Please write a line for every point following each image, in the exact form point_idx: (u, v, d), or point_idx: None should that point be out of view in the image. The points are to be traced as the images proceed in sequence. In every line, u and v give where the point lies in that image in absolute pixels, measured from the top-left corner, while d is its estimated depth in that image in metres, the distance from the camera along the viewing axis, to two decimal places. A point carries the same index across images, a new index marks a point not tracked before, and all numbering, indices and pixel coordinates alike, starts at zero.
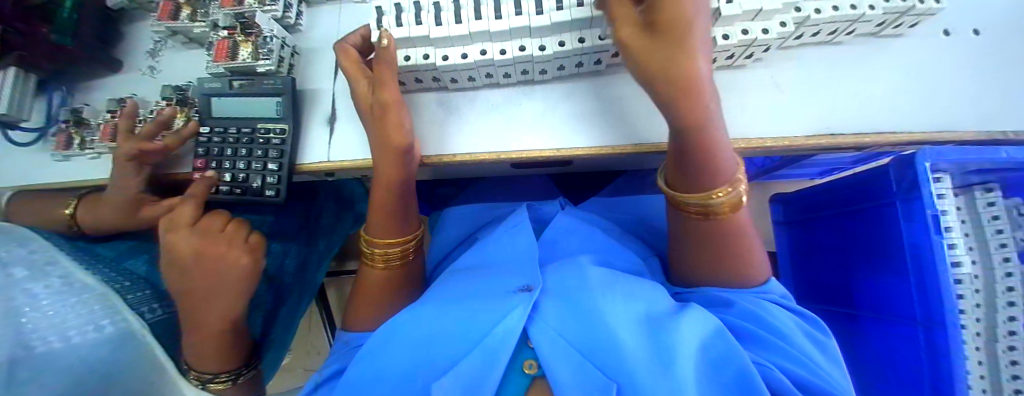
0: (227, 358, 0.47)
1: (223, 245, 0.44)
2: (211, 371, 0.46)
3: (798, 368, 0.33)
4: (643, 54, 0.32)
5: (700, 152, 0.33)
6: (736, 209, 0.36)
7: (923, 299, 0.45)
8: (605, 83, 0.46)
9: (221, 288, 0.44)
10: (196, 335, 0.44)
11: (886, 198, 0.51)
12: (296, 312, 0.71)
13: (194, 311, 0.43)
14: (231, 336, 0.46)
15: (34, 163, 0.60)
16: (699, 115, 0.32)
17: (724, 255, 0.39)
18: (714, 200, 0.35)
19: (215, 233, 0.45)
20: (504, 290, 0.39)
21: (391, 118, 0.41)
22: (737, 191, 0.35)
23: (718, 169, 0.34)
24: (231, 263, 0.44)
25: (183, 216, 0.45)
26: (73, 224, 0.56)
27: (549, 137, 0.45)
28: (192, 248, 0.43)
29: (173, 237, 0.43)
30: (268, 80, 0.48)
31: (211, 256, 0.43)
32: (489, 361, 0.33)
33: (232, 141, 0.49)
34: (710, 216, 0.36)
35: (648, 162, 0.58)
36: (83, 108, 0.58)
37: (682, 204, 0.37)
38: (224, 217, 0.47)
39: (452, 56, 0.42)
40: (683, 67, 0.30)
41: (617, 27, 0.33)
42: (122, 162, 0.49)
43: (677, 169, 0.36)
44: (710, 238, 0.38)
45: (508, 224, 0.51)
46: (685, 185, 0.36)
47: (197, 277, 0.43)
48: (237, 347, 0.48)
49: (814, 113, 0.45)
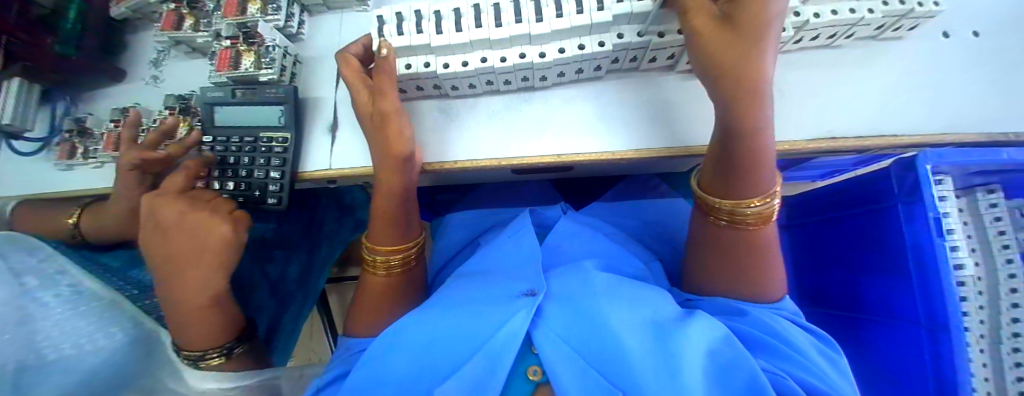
0: (224, 334, 0.44)
1: (205, 209, 0.44)
2: (201, 349, 0.43)
3: (806, 375, 0.33)
4: (714, 49, 0.31)
5: (749, 157, 0.33)
6: (767, 222, 0.37)
7: (927, 301, 0.45)
8: (605, 88, 0.46)
9: (203, 253, 0.43)
10: (180, 305, 0.42)
11: (888, 201, 0.51)
12: (300, 318, 0.71)
13: (175, 278, 0.42)
14: (217, 311, 0.44)
15: (36, 172, 0.60)
16: (756, 119, 0.32)
17: (744, 264, 0.38)
18: (745, 209, 0.35)
19: (200, 200, 0.45)
20: (509, 295, 0.39)
21: (392, 127, 0.41)
22: (771, 204, 0.35)
23: (760, 178, 0.34)
24: (212, 227, 0.44)
25: (173, 183, 0.45)
26: (77, 233, 0.57)
27: (550, 144, 0.45)
28: (177, 210, 0.43)
29: (161, 201, 0.44)
30: (270, 89, 0.48)
31: (193, 218, 0.43)
32: (492, 368, 0.33)
33: (235, 149, 0.49)
34: (740, 224, 0.36)
35: (651, 167, 0.58)
36: (86, 117, 0.59)
37: (713, 208, 0.37)
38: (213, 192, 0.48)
39: (453, 64, 0.42)
40: (751, 67, 0.30)
41: (690, 17, 0.33)
42: (126, 172, 0.50)
43: (716, 172, 0.36)
44: (727, 245, 0.38)
45: (511, 230, 0.51)
46: (721, 189, 0.36)
47: (177, 239, 0.43)
48: (226, 323, 0.45)
49: (814, 117, 0.45)
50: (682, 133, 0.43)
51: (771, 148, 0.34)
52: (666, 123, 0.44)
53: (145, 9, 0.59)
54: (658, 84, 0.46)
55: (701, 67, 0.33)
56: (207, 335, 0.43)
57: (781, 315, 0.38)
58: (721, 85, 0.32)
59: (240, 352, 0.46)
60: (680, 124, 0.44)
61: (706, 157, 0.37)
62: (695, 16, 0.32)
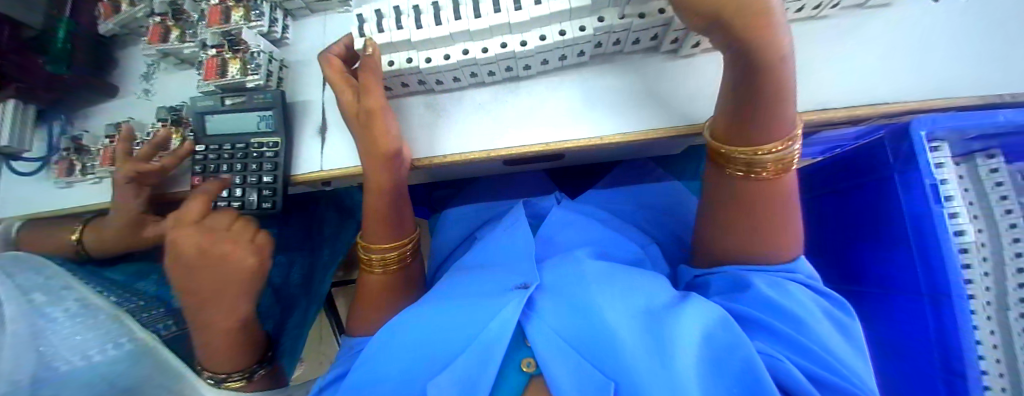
0: (243, 360, 0.47)
1: (230, 242, 0.42)
2: (224, 371, 0.46)
3: (803, 360, 0.34)
4: None
5: (773, 103, 0.31)
6: (787, 170, 0.35)
7: (928, 273, 0.41)
8: (589, 74, 0.46)
9: (232, 289, 0.42)
10: (207, 333, 0.43)
11: (884, 171, 0.49)
12: (306, 322, 0.72)
13: (202, 311, 0.42)
14: (242, 338, 0.46)
15: (38, 192, 0.61)
16: (780, 71, 0.29)
17: (766, 220, 0.37)
18: (765, 157, 0.34)
19: (221, 230, 0.42)
20: (503, 288, 0.39)
21: (378, 124, 0.41)
22: (791, 149, 0.34)
23: (778, 122, 0.32)
24: (238, 264, 0.42)
25: (190, 212, 0.42)
26: (81, 249, 0.58)
27: (538, 134, 0.45)
28: (196, 246, 0.40)
29: (177, 233, 0.41)
30: (257, 95, 0.48)
31: (218, 255, 0.41)
32: (485, 359, 0.32)
33: (228, 156, 0.50)
34: (759, 174, 0.35)
35: (644, 151, 0.58)
36: (82, 135, 0.59)
37: (730, 159, 0.36)
38: (231, 214, 0.45)
39: (435, 58, 0.43)
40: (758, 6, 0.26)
41: None
42: (121, 185, 0.51)
43: (734, 122, 0.34)
44: (738, 200, 0.37)
45: (506, 223, 0.51)
46: (740, 138, 0.34)
47: (204, 275, 0.41)
48: (245, 348, 0.47)
49: (802, 90, 0.45)
50: (674, 112, 0.43)
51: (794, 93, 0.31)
52: (657, 104, 0.44)
53: (132, 24, 0.60)
54: (645, 65, 0.45)
55: (698, 18, 0.29)
56: (229, 362, 0.46)
57: (795, 281, 0.38)
58: (736, 28, 0.27)
59: (262, 374, 0.50)
60: (671, 104, 0.44)
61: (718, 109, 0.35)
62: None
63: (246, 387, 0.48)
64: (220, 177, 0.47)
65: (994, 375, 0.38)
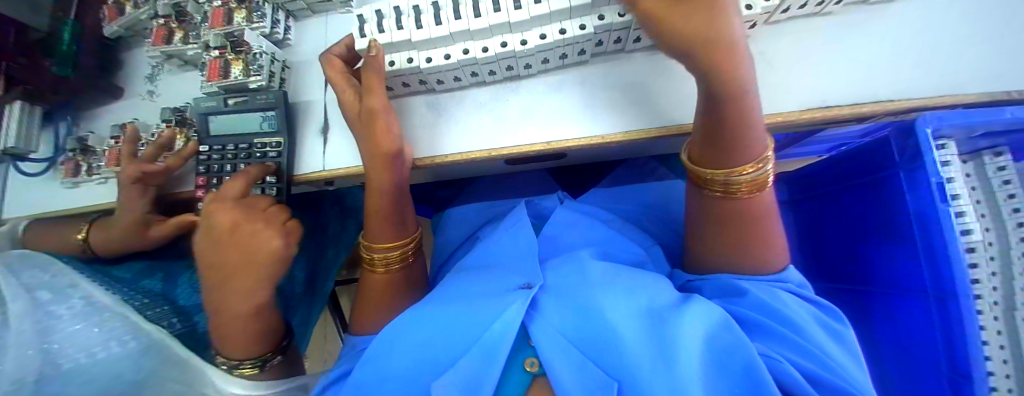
0: (257, 345, 0.44)
1: (260, 224, 0.43)
2: (238, 356, 0.44)
3: (805, 360, 0.33)
4: (677, 27, 0.29)
5: (737, 127, 0.33)
6: (763, 188, 0.37)
7: (933, 271, 0.41)
8: (589, 72, 0.46)
9: (251, 269, 0.41)
10: (223, 312, 0.42)
11: (890, 169, 0.48)
12: (310, 321, 0.72)
13: (222, 288, 0.41)
14: (258, 322, 0.43)
15: (45, 191, 0.62)
16: (740, 102, 0.32)
17: (747, 234, 0.38)
18: (739, 178, 0.35)
19: (257, 211, 0.44)
20: (505, 288, 0.39)
21: (379, 123, 0.41)
22: (764, 169, 0.35)
23: (748, 146, 0.34)
24: (263, 244, 0.42)
25: (230, 191, 0.44)
26: (87, 248, 0.58)
27: (539, 132, 0.45)
28: (231, 222, 0.42)
29: (217, 210, 0.43)
30: (261, 95, 0.48)
31: (246, 236, 0.42)
32: (488, 361, 0.32)
33: (231, 156, 0.50)
34: (734, 194, 0.36)
35: (646, 150, 0.57)
36: (88, 136, 0.59)
37: (707, 180, 0.37)
38: (268, 199, 0.46)
39: (435, 58, 0.43)
40: (719, 44, 0.29)
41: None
42: (126, 185, 0.51)
43: (707, 145, 0.36)
44: (722, 218, 0.38)
45: (509, 222, 0.51)
46: (714, 160, 0.36)
47: (230, 251, 0.41)
48: (263, 333, 0.44)
49: (805, 88, 0.45)
50: (677, 110, 0.43)
51: (758, 121, 0.33)
52: (660, 102, 0.44)
53: (136, 26, 0.60)
54: (647, 63, 0.45)
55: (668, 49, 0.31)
56: (242, 346, 0.43)
57: (786, 291, 0.38)
58: (700, 58, 0.30)
59: (276, 362, 0.46)
60: (675, 102, 0.43)
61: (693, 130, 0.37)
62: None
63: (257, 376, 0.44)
64: (264, 162, 0.48)
65: (1001, 375, 0.37)
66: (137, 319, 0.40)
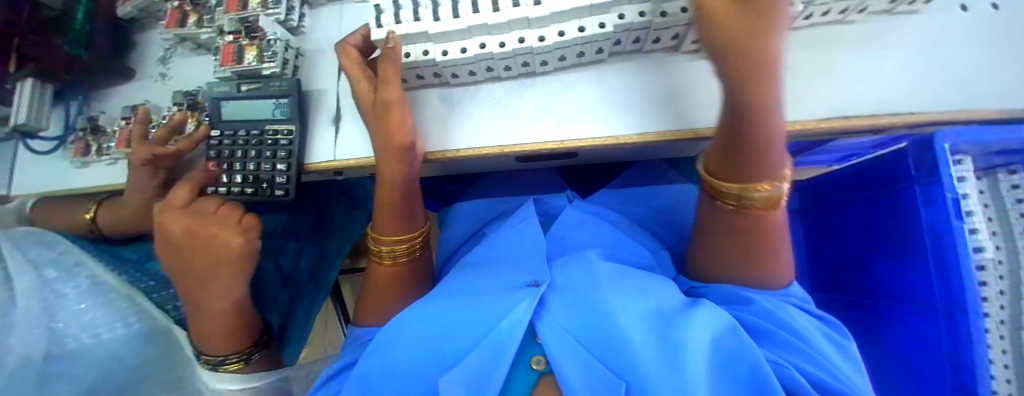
0: (238, 339, 0.45)
1: (217, 226, 0.42)
2: (222, 353, 0.44)
3: (815, 368, 0.33)
4: (727, 28, 0.30)
5: (758, 141, 0.33)
6: (777, 210, 0.36)
7: (944, 288, 0.41)
8: (606, 71, 0.46)
9: (218, 268, 0.42)
10: (197, 313, 0.42)
11: (904, 182, 0.48)
12: (314, 310, 0.72)
13: (191, 292, 0.42)
14: (232, 317, 0.44)
15: (54, 169, 0.62)
16: (764, 115, 0.32)
17: (756, 251, 0.38)
18: (754, 194, 0.35)
19: (208, 214, 0.43)
20: (513, 285, 0.39)
21: (393, 115, 0.41)
22: (781, 190, 0.35)
23: (767, 162, 0.34)
24: (225, 243, 0.42)
25: (178, 198, 0.43)
26: (95, 228, 0.58)
27: (553, 130, 0.45)
28: (183, 228, 0.41)
29: (167, 218, 0.42)
30: (273, 82, 0.48)
31: (203, 238, 0.41)
32: (495, 358, 0.32)
33: (243, 142, 0.49)
34: (747, 211, 0.36)
35: (659, 152, 0.57)
36: (98, 115, 0.59)
37: (722, 193, 0.37)
38: (217, 201, 0.45)
39: (452, 51, 0.42)
40: (759, 53, 0.30)
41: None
42: (137, 167, 0.51)
43: (725, 156, 0.35)
44: (731, 232, 0.38)
45: (517, 218, 0.50)
46: (732, 172, 0.35)
47: (192, 255, 0.41)
48: (240, 326, 0.45)
49: (824, 97, 0.45)
50: (695, 113, 0.42)
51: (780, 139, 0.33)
52: (678, 105, 0.43)
53: (150, 7, 0.60)
54: (665, 64, 0.45)
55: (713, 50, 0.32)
56: (226, 341, 0.44)
57: (792, 306, 0.38)
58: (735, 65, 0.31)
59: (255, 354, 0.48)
60: (693, 105, 0.43)
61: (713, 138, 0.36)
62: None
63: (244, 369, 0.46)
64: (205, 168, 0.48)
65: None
66: (142, 301, 0.40)
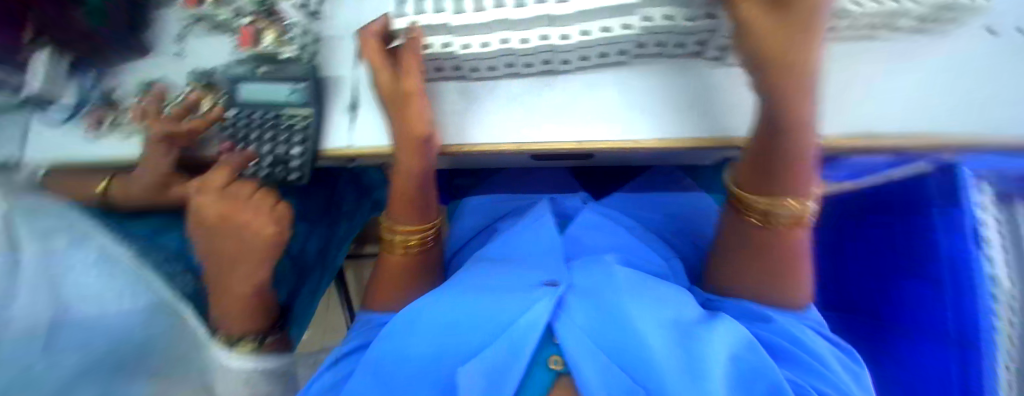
0: (254, 322, 0.49)
1: (250, 212, 0.44)
2: (239, 333, 0.48)
3: (824, 385, 0.35)
4: (767, 38, 0.31)
5: (793, 160, 0.35)
6: (801, 226, 0.39)
7: (959, 316, 0.43)
8: (629, 74, 0.45)
9: (247, 255, 0.45)
10: (223, 294, 0.46)
11: (922, 204, 0.50)
12: (318, 292, 0.72)
13: (223, 274, 0.45)
14: (255, 302, 0.48)
15: (62, 141, 0.61)
16: (799, 130, 0.33)
17: (771, 264, 0.41)
18: (782, 209, 0.38)
19: (243, 198, 0.45)
20: (528, 284, 0.40)
21: (413, 107, 0.41)
22: (807, 207, 0.38)
23: (798, 180, 0.36)
24: (256, 232, 0.44)
25: (215, 180, 0.45)
26: (106, 200, 0.58)
27: (574, 130, 0.44)
28: (218, 212, 0.44)
29: (202, 200, 0.44)
30: (289, 66, 0.48)
31: (235, 224, 0.44)
32: (513, 353, 0.32)
33: (257, 124, 0.48)
34: (772, 224, 0.39)
35: (677, 158, 0.56)
36: (114, 90, 0.60)
37: (749, 205, 0.40)
38: (253, 185, 0.47)
39: (473, 44, 0.41)
40: (798, 65, 0.31)
41: (737, 4, 0.32)
42: (153, 142, 0.51)
43: (756, 171, 0.37)
44: (754, 246, 0.41)
45: (530, 218, 0.51)
46: (761, 187, 0.38)
47: (224, 240, 0.44)
48: (258, 310, 0.49)
49: (852, 111, 0.43)
50: (718, 122, 0.42)
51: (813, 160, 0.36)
52: (700, 112, 0.43)
53: None
54: (688, 71, 0.44)
55: (751, 58, 0.33)
56: (243, 322, 0.48)
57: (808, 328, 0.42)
58: (775, 75, 0.31)
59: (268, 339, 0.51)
60: (714, 113, 0.42)
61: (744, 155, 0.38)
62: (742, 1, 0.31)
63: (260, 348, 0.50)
64: (245, 150, 0.48)
65: None
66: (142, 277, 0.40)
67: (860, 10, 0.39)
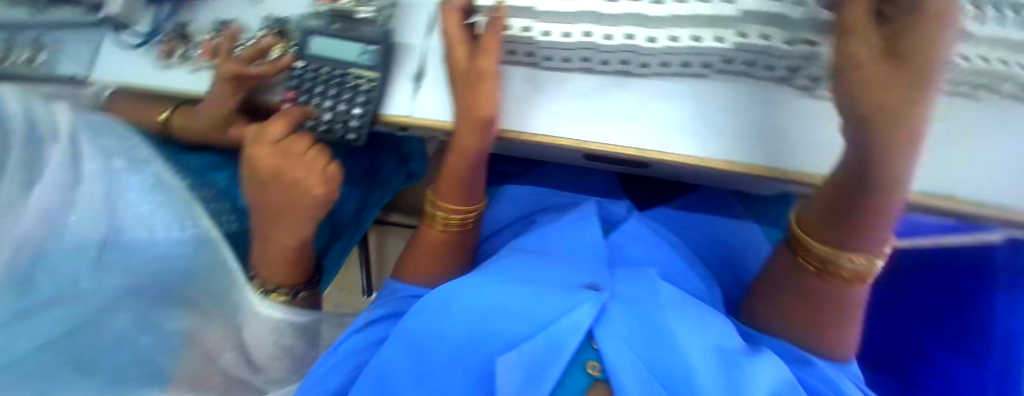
0: (291, 274, 0.52)
1: (302, 170, 0.47)
2: (275, 282, 0.50)
3: None
4: (873, 86, 0.29)
5: (869, 216, 0.33)
6: (861, 282, 0.38)
7: None
8: (709, 90, 0.43)
9: (295, 209, 0.48)
10: (266, 243, 0.49)
11: (977, 282, 0.56)
12: (346, 251, 0.74)
13: (269, 223, 0.48)
14: (293, 256, 0.51)
15: (127, 66, 0.61)
16: (885, 188, 0.31)
17: (815, 314, 0.41)
18: (843, 263, 0.36)
19: (296, 155, 0.47)
20: (569, 283, 0.39)
21: (484, 88, 0.40)
22: (873, 265, 0.36)
23: (869, 237, 0.35)
24: (306, 190, 0.47)
25: (271, 134, 0.47)
26: (166, 129, 0.60)
27: (636, 137, 0.43)
28: (273, 166, 0.46)
29: (258, 150, 0.47)
30: (365, 26, 0.48)
31: (287, 178, 0.46)
32: (554, 349, 0.33)
33: (324, 80, 0.48)
34: (829, 275, 0.38)
35: (730, 181, 0.54)
36: (190, 24, 0.61)
37: (809, 252, 0.38)
38: (309, 140, 0.48)
39: (554, 33, 0.40)
40: (903, 123, 0.28)
41: (851, 44, 0.30)
42: (221, 81, 0.52)
43: (827, 218, 0.36)
44: (805, 292, 0.40)
45: (576, 216, 0.51)
46: (828, 236, 0.37)
47: (277, 192, 0.47)
48: (295, 265, 0.51)
49: (972, 172, 0.38)
50: (798, 154, 0.40)
51: (892, 220, 0.34)
52: (782, 141, 0.40)
53: None
54: (773, 96, 0.42)
55: (850, 104, 0.31)
56: (281, 272, 0.50)
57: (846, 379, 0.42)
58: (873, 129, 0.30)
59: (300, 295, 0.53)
60: (793, 144, 0.40)
61: (817, 197, 0.36)
62: (856, 43, 0.29)
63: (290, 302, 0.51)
64: (299, 107, 0.49)
65: None
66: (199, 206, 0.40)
67: (966, 66, 0.34)
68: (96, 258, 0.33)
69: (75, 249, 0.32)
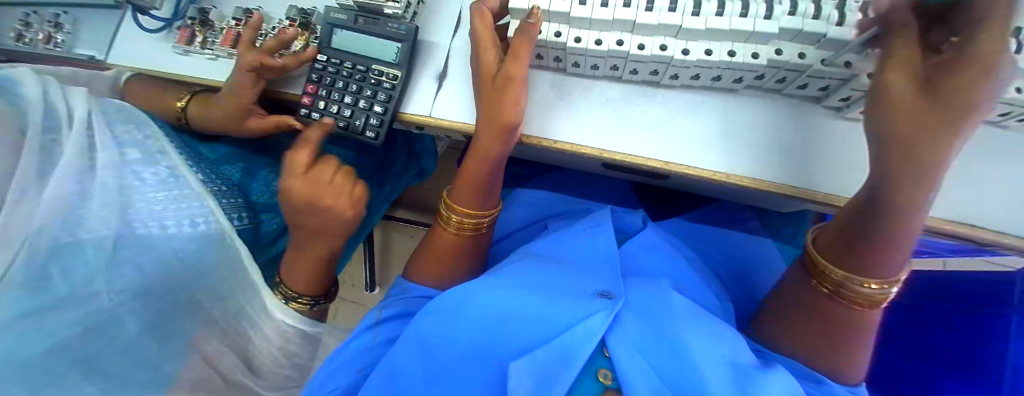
0: (314, 283, 0.48)
1: (333, 197, 0.46)
2: (296, 291, 0.47)
3: None
4: (899, 111, 0.29)
5: (887, 240, 0.33)
6: (873, 307, 0.37)
7: None
8: (736, 104, 0.43)
9: (329, 231, 0.47)
10: (298, 257, 0.48)
11: (994, 307, 0.54)
12: (353, 247, 0.73)
13: (302, 241, 0.47)
14: (320, 267, 0.48)
15: (140, 49, 0.60)
16: (906, 211, 0.31)
17: (821, 334, 0.40)
18: (857, 287, 0.36)
19: (325, 182, 0.46)
20: (582, 291, 0.39)
21: (511, 92, 0.40)
22: (888, 291, 0.35)
23: (886, 262, 0.34)
24: (338, 213, 0.46)
25: (299, 161, 0.46)
26: (183, 117, 0.60)
27: (656, 148, 0.42)
28: (304, 198, 0.45)
29: (292, 183, 0.45)
30: (393, 23, 0.47)
31: (321, 206, 0.45)
32: (567, 356, 0.33)
33: (346, 74, 0.48)
34: (842, 298, 0.37)
35: (751, 197, 0.53)
36: (211, 10, 0.60)
37: (822, 274, 0.38)
38: (334, 165, 0.47)
39: (587, 39, 0.39)
40: (928, 147, 0.29)
41: (884, 69, 0.30)
42: (242, 71, 0.51)
43: (846, 239, 0.36)
44: (817, 314, 0.40)
45: (588, 224, 0.50)
46: (844, 258, 0.36)
47: (309, 217, 0.46)
48: (322, 273, 0.49)
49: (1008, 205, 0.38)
50: (823, 174, 0.39)
51: (910, 246, 0.33)
52: (806, 159, 0.40)
53: None
54: (801, 113, 0.41)
55: (877, 126, 0.31)
56: (304, 280, 0.48)
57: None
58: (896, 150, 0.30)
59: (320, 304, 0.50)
60: (819, 164, 0.40)
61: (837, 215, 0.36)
62: (890, 69, 0.29)
63: (306, 313, 0.48)
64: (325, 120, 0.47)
65: None
66: (209, 201, 0.40)
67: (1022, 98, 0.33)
68: (111, 255, 0.30)
69: (87, 241, 0.29)
